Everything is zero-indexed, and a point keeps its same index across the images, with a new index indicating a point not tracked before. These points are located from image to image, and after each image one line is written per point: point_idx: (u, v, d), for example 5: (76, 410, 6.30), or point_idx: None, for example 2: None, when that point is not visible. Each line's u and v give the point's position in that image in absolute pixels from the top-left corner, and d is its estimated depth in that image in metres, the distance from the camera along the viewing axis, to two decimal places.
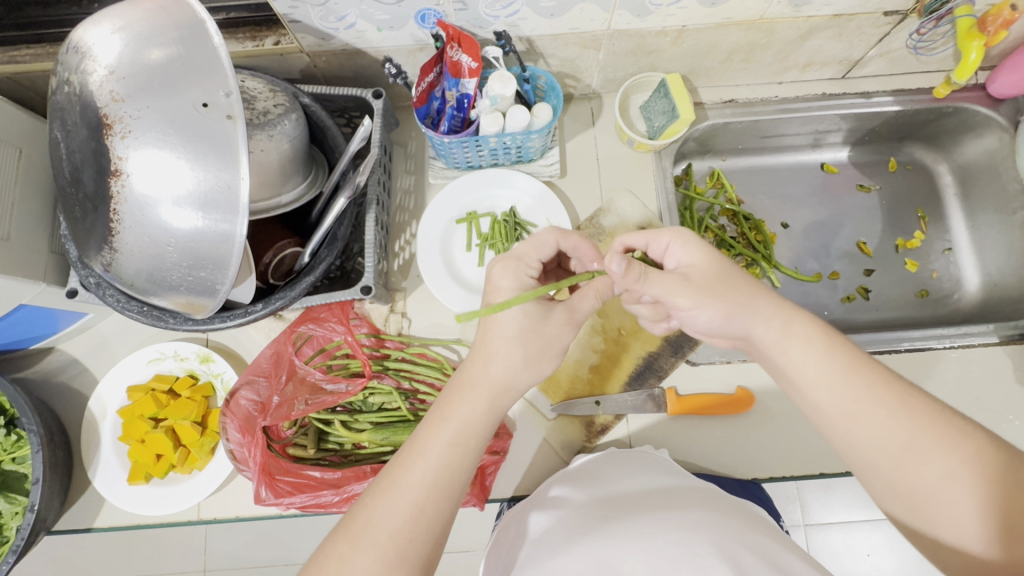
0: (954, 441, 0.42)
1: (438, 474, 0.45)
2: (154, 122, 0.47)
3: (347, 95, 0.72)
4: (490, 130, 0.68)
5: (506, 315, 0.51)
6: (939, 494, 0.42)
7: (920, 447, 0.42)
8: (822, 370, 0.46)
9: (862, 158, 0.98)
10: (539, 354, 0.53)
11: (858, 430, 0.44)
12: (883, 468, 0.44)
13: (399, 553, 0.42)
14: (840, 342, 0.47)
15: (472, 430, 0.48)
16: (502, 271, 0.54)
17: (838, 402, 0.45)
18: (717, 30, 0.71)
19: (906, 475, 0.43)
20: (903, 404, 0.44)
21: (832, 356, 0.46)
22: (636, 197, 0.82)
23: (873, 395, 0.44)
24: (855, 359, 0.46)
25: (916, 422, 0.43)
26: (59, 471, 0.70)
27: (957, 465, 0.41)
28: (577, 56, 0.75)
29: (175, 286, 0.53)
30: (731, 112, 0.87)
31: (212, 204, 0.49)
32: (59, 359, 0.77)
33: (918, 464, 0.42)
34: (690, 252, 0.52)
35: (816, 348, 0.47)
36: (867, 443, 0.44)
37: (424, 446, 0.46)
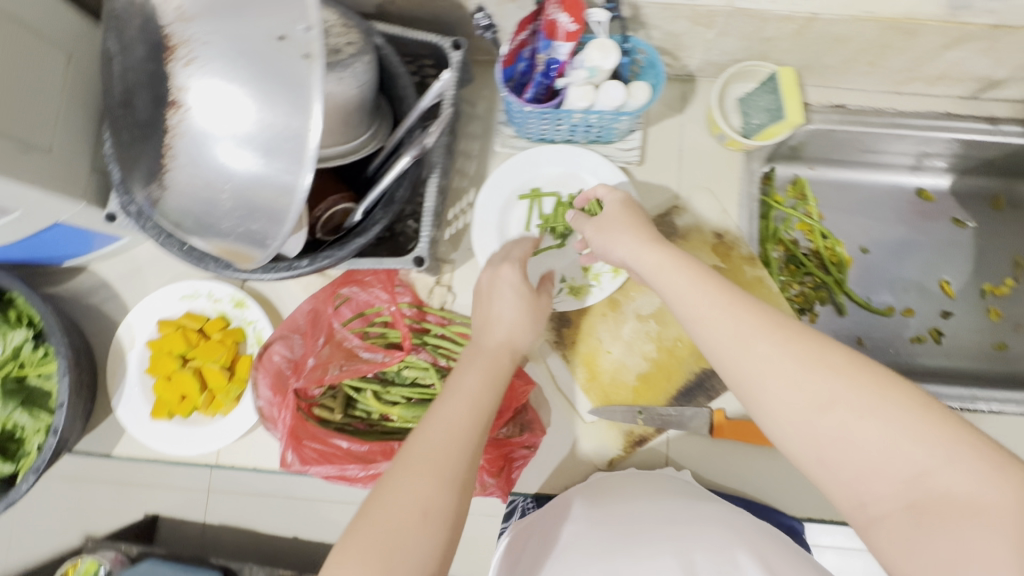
0: (787, 326, 0.41)
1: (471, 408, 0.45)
2: (222, 51, 0.42)
3: (424, 41, 0.65)
4: (578, 104, 0.61)
5: (499, 296, 0.57)
6: (802, 390, 0.38)
7: (760, 339, 0.40)
8: (670, 277, 0.47)
9: (966, 189, 0.88)
10: (539, 317, 0.58)
11: (719, 330, 0.42)
12: (724, 362, 0.42)
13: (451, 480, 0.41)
14: (687, 256, 0.49)
15: (478, 396, 0.47)
16: (509, 271, 0.59)
17: (687, 307, 0.45)
18: (853, 24, 0.62)
19: (771, 374, 0.39)
20: (734, 299, 0.43)
21: (675, 267, 0.48)
22: (716, 197, 0.75)
23: (707, 290, 0.44)
24: (698, 266, 0.47)
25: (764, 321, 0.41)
26: (83, 394, 0.69)
27: (786, 342, 0.40)
28: (684, 31, 0.66)
29: (224, 234, 0.49)
30: (838, 119, 0.77)
31: (278, 150, 0.44)
32: (91, 280, 0.75)
33: (764, 352, 0.40)
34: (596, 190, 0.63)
35: (671, 259, 0.49)
36: (727, 341, 0.42)
37: (435, 413, 0.45)
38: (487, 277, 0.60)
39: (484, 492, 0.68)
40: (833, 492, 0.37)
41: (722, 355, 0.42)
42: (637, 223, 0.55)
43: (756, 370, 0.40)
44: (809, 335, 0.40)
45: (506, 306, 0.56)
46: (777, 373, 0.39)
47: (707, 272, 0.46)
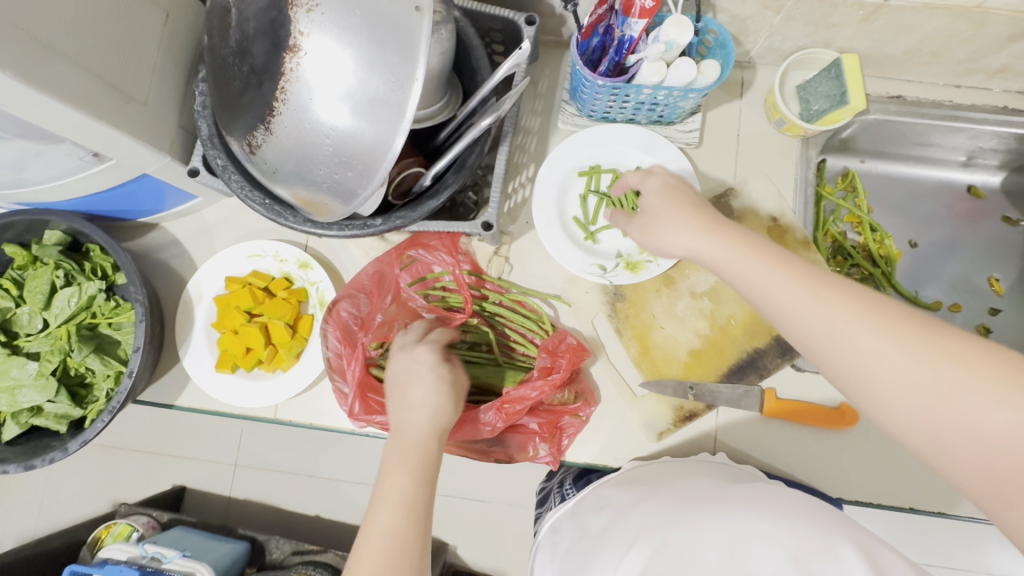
0: (888, 315, 0.42)
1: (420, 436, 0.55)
2: (343, 2, 0.45)
3: (498, 15, 0.67)
4: (650, 79, 0.62)
5: (406, 382, 0.60)
6: (902, 372, 0.40)
7: (850, 325, 0.42)
8: (753, 272, 0.49)
9: (1016, 188, 0.89)
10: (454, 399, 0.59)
11: (811, 320, 0.44)
12: (825, 354, 0.44)
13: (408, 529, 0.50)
14: (766, 246, 0.51)
15: (415, 445, 0.54)
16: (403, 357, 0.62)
17: (773, 300, 0.47)
18: (921, 11, 0.63)
19: (867, 358, 0.41)
20: (827, 288, 0.45)
21: (755, 258, 0.50)
22: (772, 182, 0.76)
23: (794, 285, 0.46)
24: (780, 257, 0.49)
25: (853, 306, 0.43)
26: (154, 344, 0.72)
27: (889, 331, 0.41)
28: (751, 15, 0.68)
29: (317, 183, 0.51)
30: (896, 109, 0.77)
31: (388, 100, 0.46)
32: (162, 237, 0.78)
33: (863, 338, 0.42)
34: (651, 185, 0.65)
35: (745, 252, 0.51)
36: (820, 330, 0.44)
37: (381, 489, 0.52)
38: (402, 363, 0.62)
39: (536, 458, 0.70)
40: (949, 470, 0.39)
41: (819, 343, 0.44)
42: (709, 214, 0.58)
43: (854, 354, 0.42)
44: (912, 323, 0.41)
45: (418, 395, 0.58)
46: (883, 364, 0.41)
47: (791, 262, 0.48)
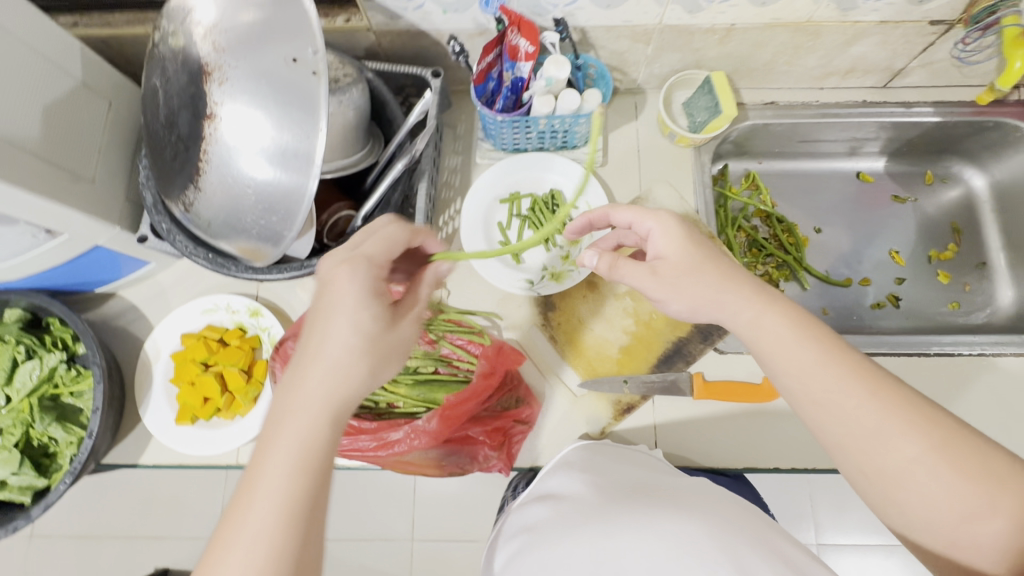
0: (932, 430, 0.44)
1: (328, 401, 0.45)
2: (248, 74, 0.52)
3: (408, 72, 0.77)
4: (542, 111, 0.71)
5: (327, 323, 0.47)
6: (926, 478, 0.44)
7: (890, 429, 0.45)
8: (803, 359, 0.48)
9: (897, 170, 0.99)
10: (385, 360, 0.49)
11: (852, 417, 0.46)
12: (861, 452, 0.46)
13: (301, 513, 0.41)
14: (819, 333, 0.49)
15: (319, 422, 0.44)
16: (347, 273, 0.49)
17: (811, 388, 0.48)
18: (764, 31, 0.74)
19: (893, 459, 0.45)
20: (879, 392, 0.46)
21: (808, 344, 0.49)
22: (675, 190, 0.85)
23: (844, 384, 0.46)
24: (831, 346, 0.49)
25: (891, 409, 0.45)
26: (114, 405, 0.75)
27: (934, 445, 0.44)
28: (626, 49, 0.79)
29: (247, 231, 0.58)
30: (771, 114, 0.88)
31: (296, 153, 0.53)
32: (120, 304, 0.83)
33: (902, 445, 0.44)
34: (671, 239, 0.56)
35: (787, 334, 0.50)
36: (860, 427, 0.46)
37: (256, 476, 0.41)
38: (329, 271, 0.50)
39: (487, 467, 0.74)
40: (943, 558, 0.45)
41: (852, 440, 0.46)
42: (755, 280, 0.54)
43: (885, 455, 0.45)
44: (953, 440, 0.44)
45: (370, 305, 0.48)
46: (921, 479, 0.44)
47: (841, 355, 0.48)
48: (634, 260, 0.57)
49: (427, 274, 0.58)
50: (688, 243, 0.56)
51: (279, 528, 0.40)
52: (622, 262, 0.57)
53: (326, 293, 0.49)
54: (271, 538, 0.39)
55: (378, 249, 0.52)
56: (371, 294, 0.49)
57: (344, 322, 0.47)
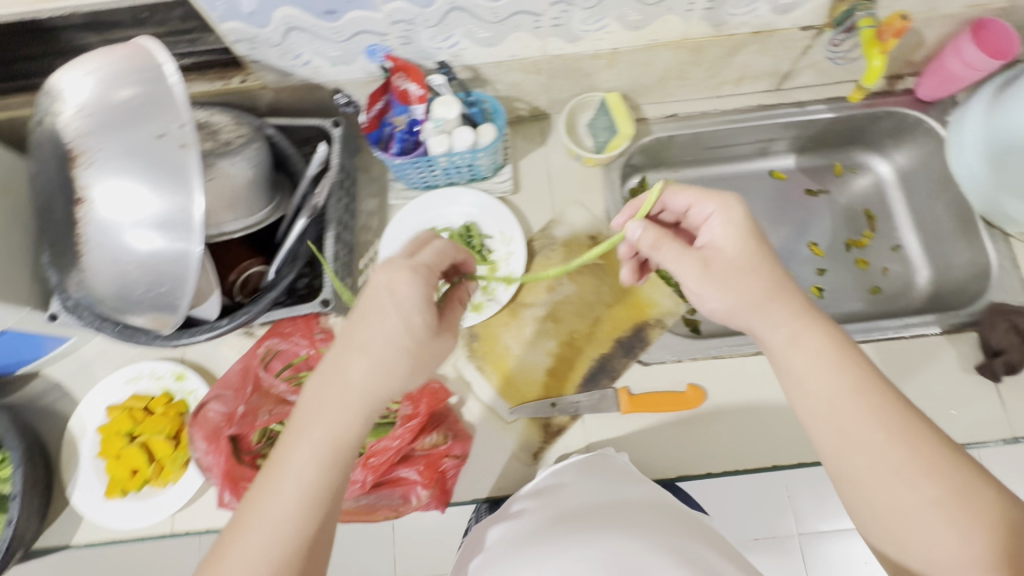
0: (947, 477, 0.47)
1: (362, 395, 0.50)
2: (115, 153, 0.53)
3: (309, 124, 0.78)
4: (439, 150, 0.73)
5: (371, 328, 0.51)
6: (929, 522, 0.46)
7: (907, 469, 0.47)
8: (836, 384, 0.51)
9: (808, 164, 1.02)
10: (424, 362, 0.54)
11: (864, 451, 0.49)
12: (873, 482, 0.48)
13: (321, 500, 0.48)
14: (856, 362, 0.52)
15: (346, 427, 0.50)
16: (387, 280, 0.53)
17: (833, 417, 0.50)
18: (647, 51, 0.77)
19: (895, 498, 0.48)
20: (907, 431, 0.49)
21: (847, 374, 0.51)
22: (587, 209, 0.87)
23: (871, 421, 0.49)
24: (866, 378, 0.51)
25: (913, 453, 0.48)
26: (39, 488, 0.74)
27: (943, 494, 0.46)
28: (520, 80, 0.81)
29: (139, 303, 0.58)
30: (674, 126, 0.91)
31: (176, 225, 0.54)
32: (45, 382, 0.82)
33: (909, 487, 0.47)
34: (728, 230, 0.57)
35: (827, 363, 0.52)
36: (872, 463, 0.48)
37: (282, 461, 0.49)
38: (383, 279, 0.53)
39: (423, 507, 0.73)
40: None
41: (866, 475, 0.49)
42: (798, 295, 0.55)
43: (893, 494, 0.48)
44: (968, 490, 0.46)
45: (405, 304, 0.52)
46: (931, 518, 0.46)
47: (876, 387, 0.51)
48: (678, 243, 0.58)
49: (458, 294, 0.62)
50: (748, 237, 0.57)
51: (299, 502, 0.47)
52: (665, 242, 0.58)
53: (363, 306, 0.53)
54: (292, 517, 0.47)
55: (427, 255, 0.56)
56: (426, 303, 0.53)
57: (395, 325, 0.51)
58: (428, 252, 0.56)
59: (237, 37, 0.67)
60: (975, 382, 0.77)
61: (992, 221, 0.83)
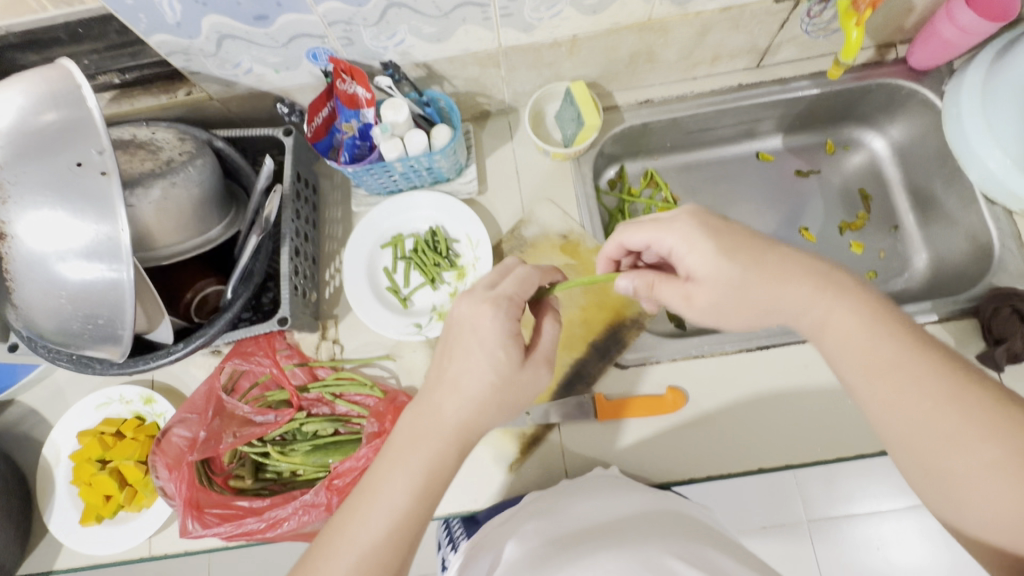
0: (1013, 436, 0.40)
1: (458, 427, 0.49)
2: (31, 185, 0.51)
3: (261, 135, 0.75)
4: (391, 155, 0.70)
5: (473, 365, 0.50)
6: (987, 485, 0.39)
7: (961, 430, 0.41)
8: (871, 352, 0.45)
9: (798, 144, 0.96)
10: (518, 399, 0.52)
11: (911, 414, 0.43)
12: (918, 451, 0.42)
13: (403, 537, 0.45)
14: (896, 324, 0.45)
15: (431, 455, 0.47)
16: (494, 313, 0.51)
17: (874, 381, 0.45)
18: (609, 36, 0.72)
19: (948, 461, 0.41)
20: (957, 395, 0.42)
21: (885, 339, 0.45)
22: (558, 206, 0.83)
23: (918, 380, 0.43)
24: (907, 341, 0.45)
25: (966, 412, 0.41)
26: (14, 517, 0.73)
27: (1011, 453, 0.39)
28: (479, 74, 0.77)
29: (80, 336, 0.56)
30: (648, 113, 0.86)
31: (99, 254, 0.52)
32: (18, 411, 0.82)
33: (964, 450, 0.40)
34: (702, 254, 0.49)
35: (862, 330, 0.46)
36: (920, 425, 0.42)
37: (375, 491, 0.46)
38: (466, 309, 0.51)
39: None
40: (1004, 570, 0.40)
41: (914, 434, 0.43)
42: (814, 266, 0.49)
43: (945, 458, 0.41)
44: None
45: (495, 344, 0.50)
46: (992, 487, 0.39)
47: (918, 349, 0.44)
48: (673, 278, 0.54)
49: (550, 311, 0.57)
50: (726, 261, 0.48)
51: (382, 537, 0.45)
52: (659, 284, 0.54)
53: (464, 336, 0.51)
54: (365, 556, 0.44)
55: (520, 288, 0.54)
56: (507, 336, 0.50)
57: (482, 362, 0.50)
58: (522, 286, 0.54)
59: (170, 50, 0.64)
60: None
61: (993, 198, 0.77)
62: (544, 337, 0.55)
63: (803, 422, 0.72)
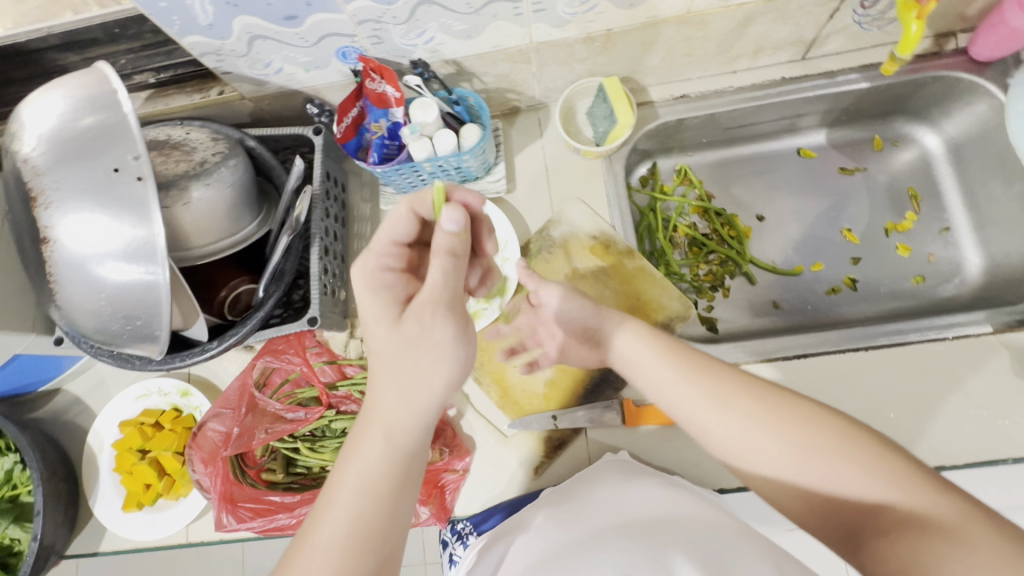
0: (786, 418, 0.46)
1: (388, 420, 0.46)
2: (71, 191, 0.52)
3: (292, 134, 0.75)
4: (421, 156, 0.69)
5: (372, 333, 0.49)
6: (795, 469, 0.44)
7: (757, 429, 0.47)
8: (663, 379, 0.53)
9: (842, 140, 0.91)
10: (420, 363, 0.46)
11: (723, 424, 0.48)
12: (739, 455, 0.48)
13: (363, 537, 0.43)
14: (688, 356, 0.54)
15: (379, 458, 0.45)
16: (355, 269, 0.51)
17: (682, 406, 0.51)
18: (646, 29, 0.69)
19: (763, 458, 0.46)
20: (733, 399, 0.49)
21: (670, 365, 0.53)
22: (588, 205, 0.81)
23: (708, 391, 0.50)
24: (697, 362, 0.53)
25: (754, 411, 0.47)
26: (62, 502, 0.76)
27: (794, 439, 0.45)
28: (509, 71, 0.75)
29: (120, 335, 0.58)
30: (683, 108, 0.83)
31: (135, 257, 0.53)
32: (64, 399, 0.85)
33: (762, 438, 0.46)
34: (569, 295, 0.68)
35: (654, 356, 0.55)
36: (726, 431, 0.48)
37: (330, 497, 0.45)
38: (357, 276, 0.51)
39: (423, 523, 0.73)
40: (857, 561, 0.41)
41: (728, 443, 0.48)
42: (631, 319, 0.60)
43: (758, 454, 0.46)
44: (859, 445, 0.43)
45: (370, 297, 0.50)
46: (792, 467, 0.45)
47: (708, 367, 0.52)
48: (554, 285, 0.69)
49: (437, 244, 0.47)
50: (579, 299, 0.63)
51: (341, 548, 0.42)
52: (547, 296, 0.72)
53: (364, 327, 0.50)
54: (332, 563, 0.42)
55: (387, 228, 0.52)
56: (375, 287, 0.50)
57: (382, 328, 0.48)
58: (391, 224, 0.52)
59: (203, 50, 0.64)
60: None
61: None
62: (430, 278, 0.47)
63: None
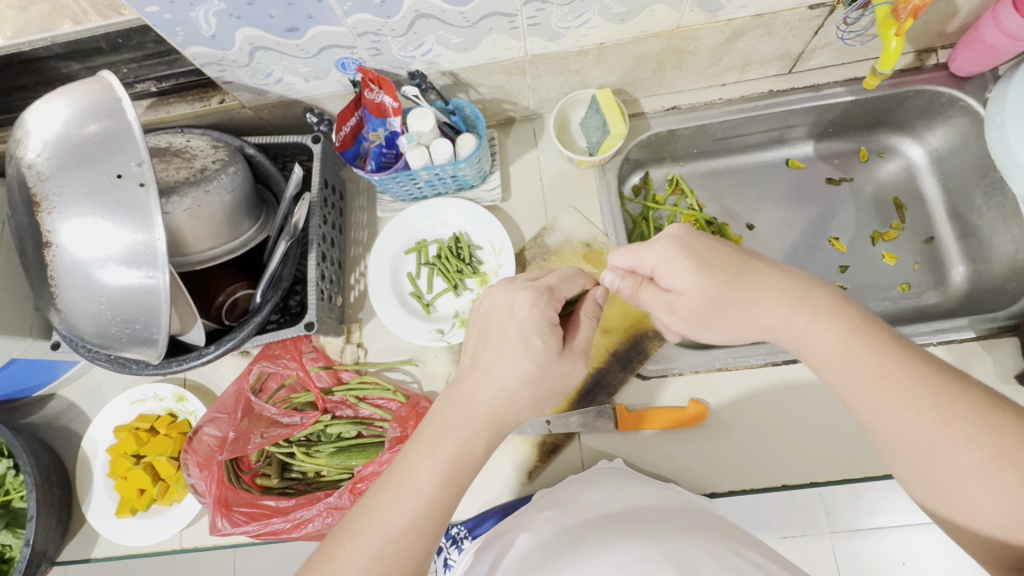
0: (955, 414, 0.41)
1: (490, 412, 0.49)
2: (74, 196, 0.53)
3: (291, 142, 0.77)
4: (417, 164, 0.70)
5: (513, 340, 0.51)
6: (941, 457, 0.41)
7: (912, 407, 0.42)
8: (828, 344, 0.46)
9: (830, 151, 0.93)
10: (550, 394, 0.52)
11: (881, 400, 0.43)
12: (886, 431, 0.44)
13: (433, 520, 0.45)
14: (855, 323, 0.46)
15: (468, 446, 0.48)
16: (527, 297, 0.53)
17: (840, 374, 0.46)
18: (638, 43, 0.72)
19: (907, 435, 0.42)
20: (909, 382, 0.43)
21: (832, 326, 0.47)
22: (581, 213, 0.82)
23: (876, 367, 0.44)
24: (863, 328, 0.46)
25: (922, 392, 0.42)
26: (55, 508, 0.76)
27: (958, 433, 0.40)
28: (505, 82, 0.77)
29: (119, 339, 0.59)
30: (675, 119, 0.85)
31: (135, 261, 0.54)
32: (59, 405, 0.85)
33: (918, 419, 0.42)
34: (678, 273, 0.52)
35: (836, 328, 0.46)
36: (885, 405, 0.43)
37: (408, 474, 0.46)
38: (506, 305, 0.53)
39: None
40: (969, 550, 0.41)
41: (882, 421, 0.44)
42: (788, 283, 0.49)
43: (904, 432, 0.42)
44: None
45: (524, 319, 0.52)
46: (954, 457, 0.40)
47: (874, 337, 0.45)
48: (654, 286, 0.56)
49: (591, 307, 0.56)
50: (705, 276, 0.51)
51: (410, 525, 0.44)
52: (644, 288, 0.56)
53: (501, 333, 0.52)
54: (395, 538, 0.44)
55: (565, 284, 0.56)
56: (544, 324, 0.52)
57: (518, 348, 0.50)
58: (568, 282, 0.56)
59: (205, 60, 0.66)
60: (1014, 393, 0.70)
61: None
62: (581, 333, 0.55)
63: (828, 438, 0.71)
